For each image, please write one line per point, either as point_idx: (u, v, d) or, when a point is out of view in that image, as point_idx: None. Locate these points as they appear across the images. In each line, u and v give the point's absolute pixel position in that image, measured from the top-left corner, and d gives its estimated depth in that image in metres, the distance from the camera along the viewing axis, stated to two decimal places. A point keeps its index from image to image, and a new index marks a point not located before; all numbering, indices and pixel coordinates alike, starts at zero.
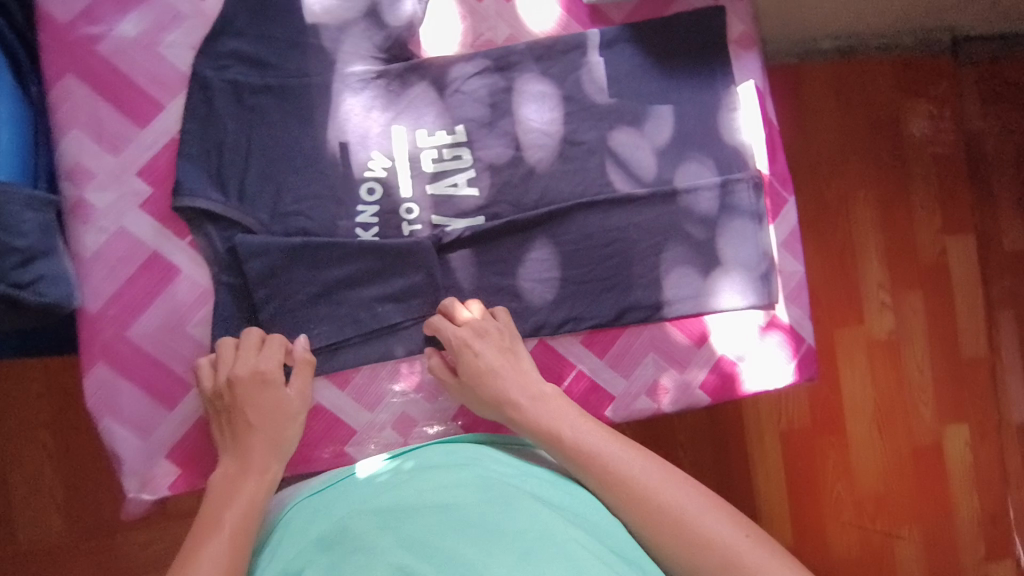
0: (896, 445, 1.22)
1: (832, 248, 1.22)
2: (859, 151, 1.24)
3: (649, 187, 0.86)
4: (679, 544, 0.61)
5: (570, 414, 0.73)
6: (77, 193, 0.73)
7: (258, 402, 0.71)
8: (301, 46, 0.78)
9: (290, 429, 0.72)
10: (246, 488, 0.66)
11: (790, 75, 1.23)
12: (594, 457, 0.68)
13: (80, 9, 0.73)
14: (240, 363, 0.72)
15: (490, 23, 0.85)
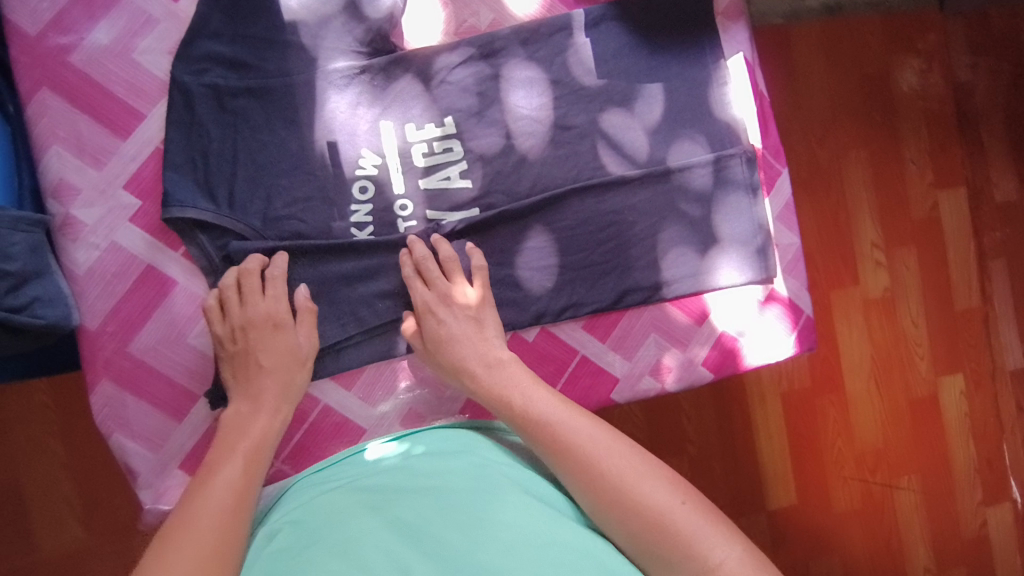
0: (893, 399, 1.24)
1: (826, 211, 1.22)
2: (849, 111, 1.23)
3: (643, 167, 0.85)
4: (615, 512, 0.60)
5: (523, 382, 0.72)
6: (64, 211, 0.71)
7: (269, 346, 0.72)
8: (281, 45, 0.76)
9: (297, 377, 0.73)
10: (252, 437, 0.67)
11: (779, 36, 1.20)
12: (542, 424, 0.68)
13: (48, 19, 0.71)
14: (252, 307, 0.73)
15: (472, 9, 0.83)
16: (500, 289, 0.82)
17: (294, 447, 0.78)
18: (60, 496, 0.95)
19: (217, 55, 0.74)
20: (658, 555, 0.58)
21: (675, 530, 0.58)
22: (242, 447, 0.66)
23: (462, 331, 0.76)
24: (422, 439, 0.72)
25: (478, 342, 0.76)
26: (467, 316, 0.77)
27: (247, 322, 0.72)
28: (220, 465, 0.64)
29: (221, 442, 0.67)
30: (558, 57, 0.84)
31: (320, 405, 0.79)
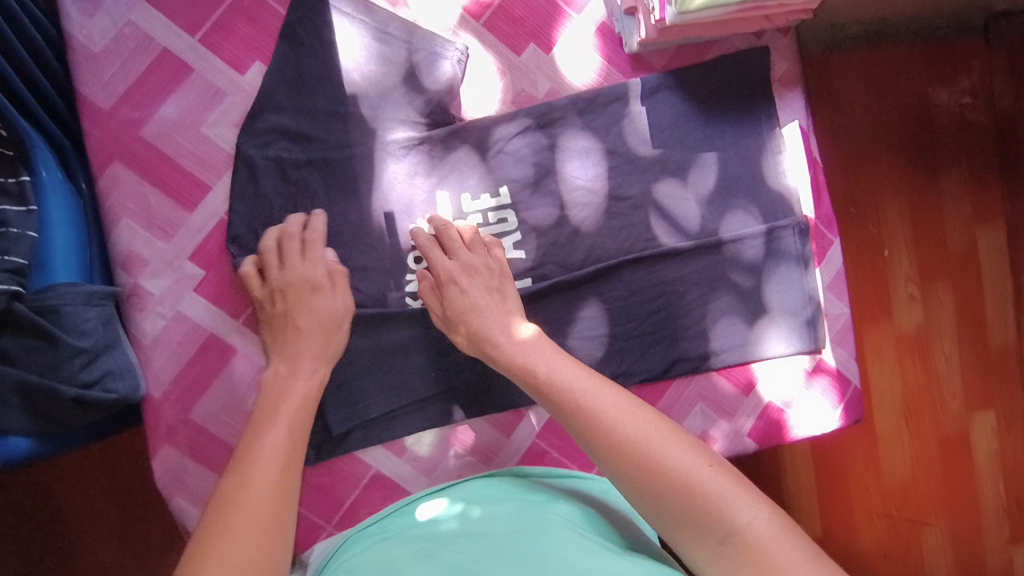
0: (922, 437, 1.23)
1: (859, 246, 1.21)
2: (888, 146, 1.21)
3: (695, 239, 0.85)
4: (642, 481, 0.58)
5: (545, 351, 0.70)
6: (132, 281, 0.73)
7: (307, 308, 0.72)
8: (341, 116, 0.77)
9: (337, 338, 0.73)
10: (298, 391, 0.67)
11: (818, 70, 1.19)
12: (564, 397, 0.65)
13: (120, 93, 0.72)
14: (297, 267, 0.73)
15: (531, 78, 0.83)
16: None
17: (345, 512, 0.79)
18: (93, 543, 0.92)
19: (281, 127, 0.76)
20: (684, 520, 0.57)
21: (701, 495, 0.56)
22: (291, 405, 0.66)
23: (481, 300, 0.74)
24: (461, 488, 0.75)
25: (500, 311, 0.74)
26: (485, 287, 0.75)
27: (285, 285, 0.73)
28: (266, 424, 0.63)
29: (268, 400, 0.66)
30: (614, 127, 0.84)
31: (372, 471, 0.79)
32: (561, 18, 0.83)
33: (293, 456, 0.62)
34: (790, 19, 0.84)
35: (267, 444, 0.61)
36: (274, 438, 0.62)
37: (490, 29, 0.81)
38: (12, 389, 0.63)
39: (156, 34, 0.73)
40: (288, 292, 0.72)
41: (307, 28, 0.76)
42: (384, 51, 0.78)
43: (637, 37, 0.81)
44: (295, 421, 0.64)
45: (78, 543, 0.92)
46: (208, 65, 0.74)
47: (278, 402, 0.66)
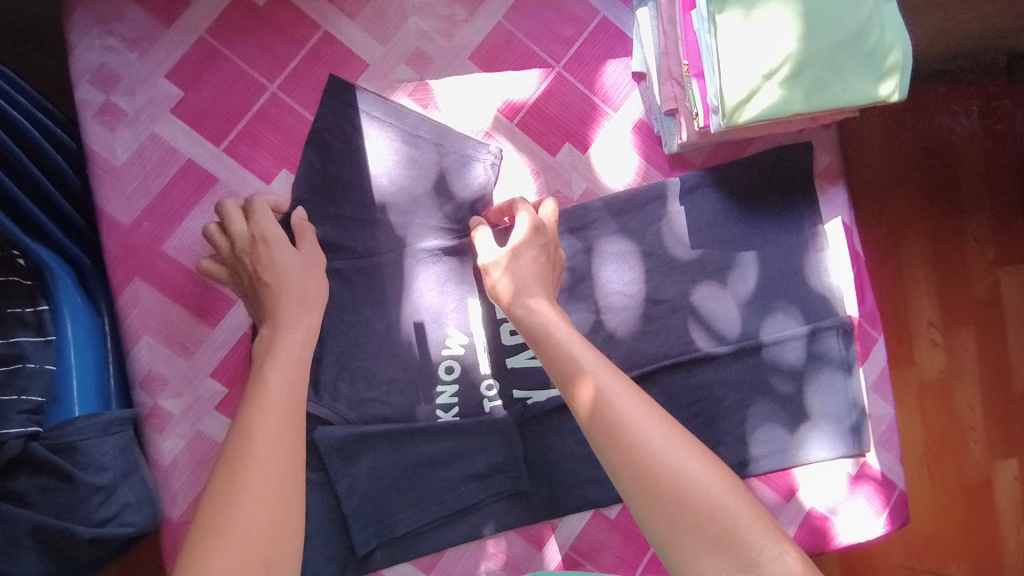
0: (946, 484, 1.17)
1: (880, 290, 1.17)
2: (911, 189, 1.17)
3: (734, 344, 0.82)
4: (657, 494, 0.47)
5: (568, 335, 0.59)
6: (151, 401, 0.69)
7: (271, 263, 0.64)
8: (370, 223, 0.74)
9: (311, 283, 0.64)
10: (289, 339, 0.58)
11: None
12: (583, 388, 0.54)
13: (142, 207, 0.69)
14: (268, 227, 0.65)
15: (565, 178, 0.79)
16: (585, 468, 0.79)
17: None
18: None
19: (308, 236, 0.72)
20: (694, 542, 0.46)
21: (728, 520, 0.46)
22: (282, 360, 0.56)
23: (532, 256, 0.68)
24: None
25: (547, 278, 0.68)
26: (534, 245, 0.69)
27: (238, 251, 0.65)
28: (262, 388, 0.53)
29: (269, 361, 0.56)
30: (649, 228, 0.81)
31: None
32: (597, 117, 0.80)
33: (293, 423, 0.52)
34: (835, 117, 0.81)
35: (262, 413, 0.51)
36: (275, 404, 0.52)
37: (524, 129, 0.78)
38: (28, 532, 0.60)
39: (180, 145, 0.70)
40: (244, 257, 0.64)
41: (335, 134, 0.73)
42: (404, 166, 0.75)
43: (678, 139, 0.78)
44: (292, 380, 0.55)
45: None
46: (234, 174, 0.71)
47: (273, 365, 0.56)
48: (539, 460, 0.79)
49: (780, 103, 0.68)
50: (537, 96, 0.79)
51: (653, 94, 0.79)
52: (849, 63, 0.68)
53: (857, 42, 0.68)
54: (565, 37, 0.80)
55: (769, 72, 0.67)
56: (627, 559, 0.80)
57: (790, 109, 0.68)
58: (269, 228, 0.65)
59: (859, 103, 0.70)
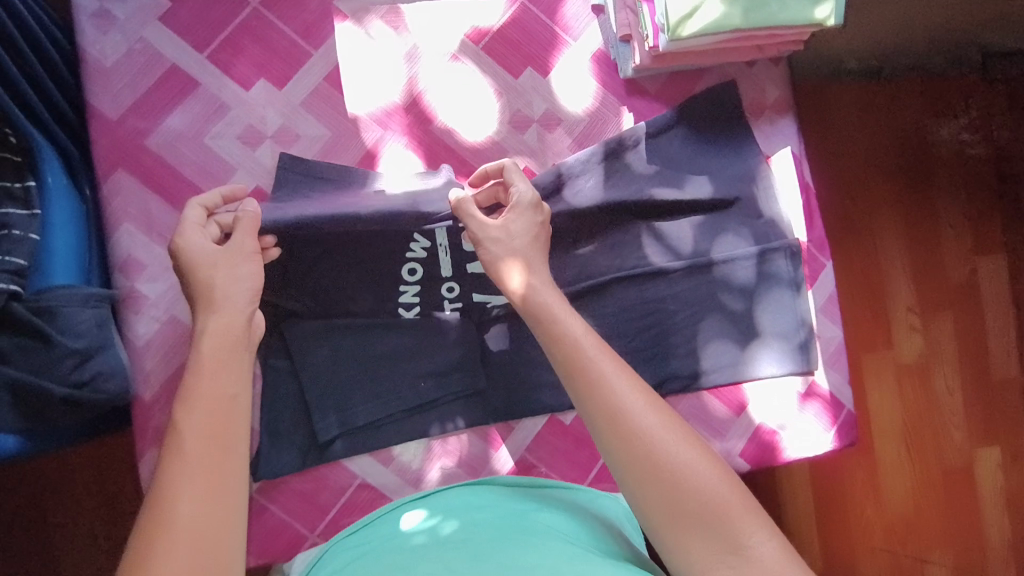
0: (926, 467, 1.21)
1: (857, 272, 1.22)
2: (887, 175, 1.23)
3: (688, 260, 0.86)
4: (649, 479, 0.52)
5: (569, 319, 0.62)
6: (129, 284, 0.74)
7: (211, 257, 0.64)
8: (343, 131, 0.80)
9: (239, 272, 0.64)
10: (216, 333, 0.59)
11: (815, 98, 1.21)
12: (585, 373, 0.57)
13: (128, 105, 0.75)
14: (192, 239, 0.65)
15: (526, 98, 0.85)
16: (540, 372, 0.83)
17: (329, 521, 0.79)
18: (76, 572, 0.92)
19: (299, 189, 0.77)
20: (682, 521, 0.50)
21: (719, 506, 0.50)
22: (207, 371, 0.56)
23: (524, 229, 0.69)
24: (438, 500, 0.71)
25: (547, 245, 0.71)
26: (530, 214, 0.70)
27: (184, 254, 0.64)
28: (192, 402, 0.53)
29: (204, 370, 0.56)
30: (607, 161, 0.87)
31: (358, 479, 0.80)
32: (558, 44, 0.86)
33: (231, 449, 0.52)
34: (781, 49, 0.86)
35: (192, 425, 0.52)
36: (197, 421, 0.52)
37: (489, 52, 0.84)
38: (4, 387, 0.64)
39: (166, 50, 0.76)
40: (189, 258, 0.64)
41: (312, 49, 0.79)
42: (376, 197, 0.77)
43: (632, 63, 0.84)
44: (215, 409, 0.54)
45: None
46: (215, 80, 0.77)
47: (206, 372, 0.56)
48: (496, 361, 0.83)
49: (721, 18, 0.73)
50: (502, 22, 0.84)
51: (610, 24, 0.85)
52: None
53: None
54: None
55: None
56: (580, 463, 0.84)
57: (729, 23, 0.73)
58: (192, 240, 0.64)
59: (797, 24, 0.75)
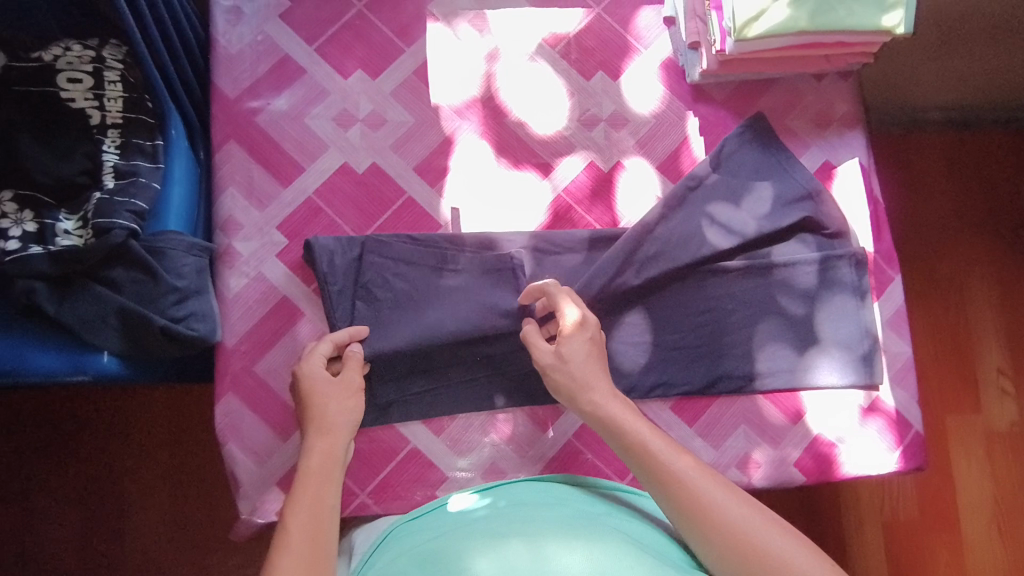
0: (1017, 547, 1.14)
1: (941, 323, 1.19)
2: (976, 225, 1.22)
3: (746, 259, 0.87)
4: (740, 565, 0.57)
5: (636, 422, 0.69)
6: (227, 241, 0.82)
7: (326, 387, 0.72)
8: (429, 120, 0.87)
9: (346, 405, 0.71)
10: (321, 452, 0.66)
11: (896, 145, 1.22)
12: (659, 473, 0.63)
13: (245, 86, 0.86)
14: (312, 366, 0.73)
15: (596, 100, 0.90)
16: None
17: (380, 482, 0.80)
18: (139, 506, 1.04)
19: (382, 263, 0.81)
20: None
21: None
22: (313, 474, 0.64)
23: (582, 354, 0.74)
24: (505, 492, 0.69)
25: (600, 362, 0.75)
26: (582, 337, 0.74)
27: (306, 379, 0.72)
28: (298, 497, 0.61)
29: (312, 468, 0.65)
30: (672, 168, 0.90)
31: (409, 446, 0.82)
32: (629, 51, 0.92)
33: (324, 533, 0.59)
34: (850, 62, 0.89)
35: (296, 515, 0.59)
36: (300, 519, 0.59)
37: (565, 57, 0.91)
38: (114, 312, 0.73)
39: (282, 42, 0.87)
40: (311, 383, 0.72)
41: (405, 46, 0.89)
42: (454, 303, 0.81)
43: (699, 68, 0.89)
44: (320, 495, 0.62)
45: (133, 520, 1.04)
46: (320, 69, 0.87)
47: (314, 469, 0.65)
48: None
49: (788, 21, 0.78)
50: (577, 30, 0.92)
51: (680, 34, 0.91)
52: None
53: None
54: None
55: None
56: None
57: (796, 25, 0.78)
58: (313, 368, 0.73)
59: (863, 29, 0.80)
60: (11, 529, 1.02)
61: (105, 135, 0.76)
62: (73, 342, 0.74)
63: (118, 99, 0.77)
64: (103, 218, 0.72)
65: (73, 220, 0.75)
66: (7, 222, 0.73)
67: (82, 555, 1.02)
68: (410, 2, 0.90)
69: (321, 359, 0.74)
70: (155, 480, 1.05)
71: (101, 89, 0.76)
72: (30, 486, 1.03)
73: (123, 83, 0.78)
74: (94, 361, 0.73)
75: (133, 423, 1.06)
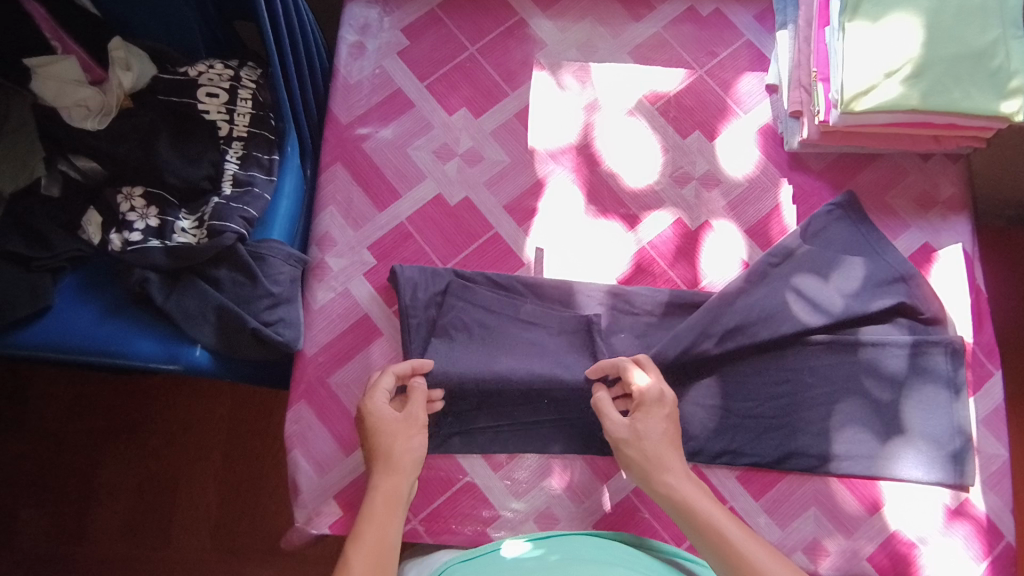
0: None
1: None
2: None
3: (832, 334, 0.84)
4: None
5: (708, 503, 0.67)
6: (320, 256, 0.87)
7: (388, 423, 0.72)
8: (524, 162, 0.90)
9: (411, 443, 0.72)
10: (385, 491, 0.68)
11: (999, 238, 1.16)
12: (736, 558, 0.61)
13: (358, 114, 0.91)
14: (377, 401, 0.74)
15: (690, 158, 0.91)
16: None
17: (432, 511, 0.80)
18: (191, 504, 1.07)
19: (464, 294, 0.83)
20: None
21: None
22: (377, 512, 0.66)
23: (658, 431, 0.73)
24: (558, 543, 0.68)
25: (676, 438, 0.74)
26: (660, 416, 0.74)
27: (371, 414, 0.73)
28: (364, 530, 0.64)
29: (378, 502, 0.67)
30: (761, 233, 0.89)
31: (466, 479, 0.81)
32: (728, 114, 0.93)
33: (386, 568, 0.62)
34: (960, 144, 0.86)
35: (361, 549, 0.62)
36: (363, 555, 0.62)
37: (662, 114, 0.93)
38: (212, 309, 0.77)
39: (397, 77, 0.93)
40: (376, 419, 0.73)
41: (510, 90, 0.93)
42: (527, 343, 0.82)
43: (799, 136, 0.88)
44: (383, 530, 0.64)
45: (183, 516, 1.07)
46: (427, 105, 0.92)
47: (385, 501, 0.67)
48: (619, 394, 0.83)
49: (899, 97, 0.78)
50: (678, 90, 0.94)
51: (783, 102, 0.91)
52: (970, 76, 0.77)
53: (982, 62, 0.78)
54: (711, 50, 0.95)
55: (891, 71, 0.78)
56: None
57: (906, 104, 0.77)
58: (377, 403, 0.73)
59: (977, 113, 0.77)
60: (71, 508, 1.07)
61: (230, 146, 0.83)
62: (169, 333, 0.78)
63: (246, 114, 0.84)
64: (218, 220, 0.78)
65: (191, 220, 0.81)
66: (134, 216, 0.80)
67: (131, 543, 1.06)
68: (519, 50, 0.95)
69: (385, 394, 0.74)
70: (209, 478, 1.08)
71: (233, 104, 0.84)
72: (97, 469, 1.09)
73: (253, 101, 0.85)
74: (186, 353, 0.78)
75: (197, 420, 1.10)
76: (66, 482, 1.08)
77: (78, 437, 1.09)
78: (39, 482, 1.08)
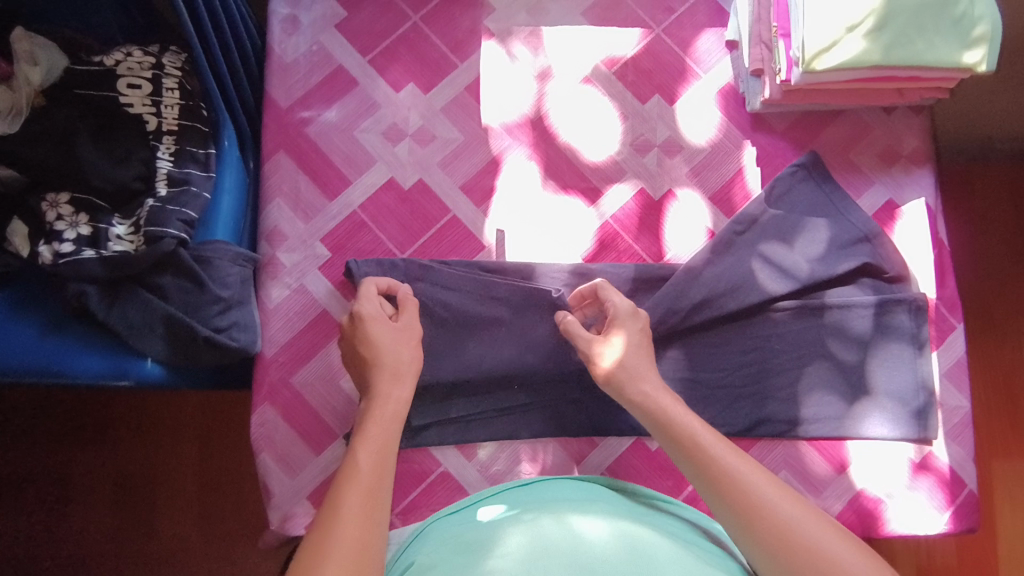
0: None
1: (995, 370, 1.12)
2: None
3: (799, 300, 0.83)
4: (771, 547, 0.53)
5: (683, 412, 0.66)
6: (271, 252, 0.82)
7: (382, 333, 0.71)
8: (479, 138, 0.86)
9: (405, 352, 0.71)
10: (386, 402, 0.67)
11: (959, 179, 1.15)
12: (698, 456, 0.61)
13: (298, 96, 0.86)
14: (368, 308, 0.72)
15: (651, 125, 0.88)
16: None
17: (409, 504, 0.79)
18: (169, 503, 1.06)
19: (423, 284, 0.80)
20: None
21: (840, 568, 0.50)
22: (380, 425, 0.64)
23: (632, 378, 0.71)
24: (532, 491, 0.69)
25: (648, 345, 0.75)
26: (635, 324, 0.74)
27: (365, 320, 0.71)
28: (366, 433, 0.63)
29: (375, 412, 0.66)
30: (725, 200, 0.87)
31: (440, 468, 0.80)
32: (688, 75, 0.89)
33: (386, 465, 0.61)
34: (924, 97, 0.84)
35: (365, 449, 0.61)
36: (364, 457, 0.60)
37: (620, 79, 0.89)
38: (160, 319, 0.74)
39: (336, 53, 0.87)
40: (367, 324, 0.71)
41: (459, 61, 0.88)
42: (492, 330, 0.80)
43: (760, 96, 0.85)
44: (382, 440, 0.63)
45: (162, 515, 1.06)
46: (371, 82, 0.87)
47: (378, 419, 0.65)
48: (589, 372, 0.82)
49: (862, 53, 0.75)
50: (635, 51, 0.89)
51: (743, 60, 0.88)
52: (933, 27, 0.75)
53: (945, 10, 0.75)
54: (668, 6, 0.91)
55: (852, 25, 0.75)
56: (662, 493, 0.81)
57: (868, 60, 0.75)
58: (370, 309, 0.72)
59: (941, 65, 0.75)
60: (44, 517, 1.05)
61: (160, 142, 0.78)
62: (117, 346, 0.75)
63: (175, 106, 0.78)
64: (154, 225, 0.73)
65: (126, 225, 0.76)
66: (62, 225, 0.74)
67: (112, 547, 1.05)
68: (465, 16, 0.89)
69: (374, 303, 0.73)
70: (184, 476, 1.06)
71: (159, 95, 0.78)
72: (66, 477, 1.06)
73: (180, 90, 0.79)
74: (137, 366, 0.74)
75: (164, 421, 1.08)
76: (35, 493, 1.05)
77: (42, 446, 1.06)
78: (5, 495, 1.05)
